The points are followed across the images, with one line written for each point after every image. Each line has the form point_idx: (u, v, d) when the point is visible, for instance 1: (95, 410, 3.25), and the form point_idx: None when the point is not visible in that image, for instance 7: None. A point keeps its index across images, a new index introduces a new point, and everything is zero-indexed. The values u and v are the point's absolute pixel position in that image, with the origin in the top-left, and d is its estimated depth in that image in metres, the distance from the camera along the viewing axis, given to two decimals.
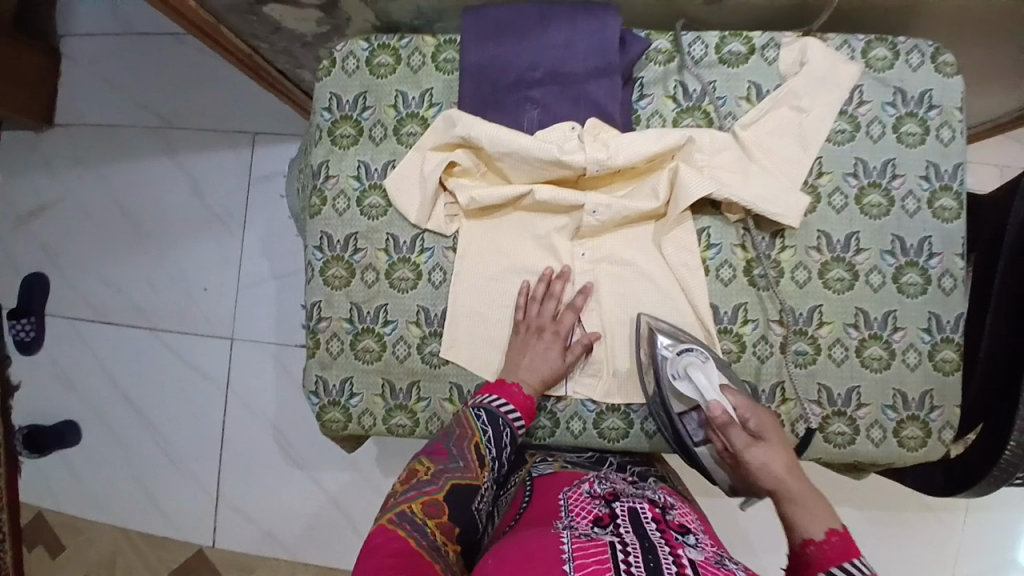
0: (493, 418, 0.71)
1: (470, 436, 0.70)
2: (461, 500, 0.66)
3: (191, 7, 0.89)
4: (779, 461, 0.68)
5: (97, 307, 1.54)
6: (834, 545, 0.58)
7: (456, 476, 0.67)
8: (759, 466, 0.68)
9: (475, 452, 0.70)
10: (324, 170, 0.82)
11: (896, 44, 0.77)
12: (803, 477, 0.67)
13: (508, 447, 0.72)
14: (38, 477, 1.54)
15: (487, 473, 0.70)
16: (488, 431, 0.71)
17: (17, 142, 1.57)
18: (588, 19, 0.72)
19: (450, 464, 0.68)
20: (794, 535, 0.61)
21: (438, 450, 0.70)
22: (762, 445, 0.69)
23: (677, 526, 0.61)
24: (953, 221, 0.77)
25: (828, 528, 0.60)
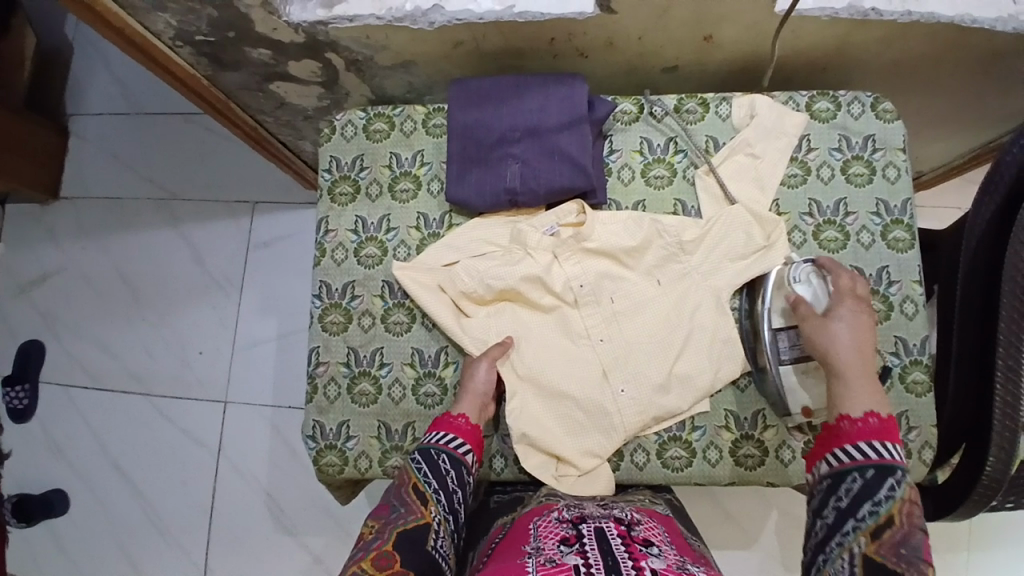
0: (425, 452, 0.75)
1: (408, 480, 0.73)
2: (411, 543, 0.67)
3: (204, 85, 0.98)
4: (848, 338, 0.72)
5: (93, 373, 1.56)
6: (869, 424, 0.68)
7: (399, 523, 0.68)
8: (822, 343, 0.72)
9: (415, 494, 0.71)
10: (324, 225, 0.89)
11: (837, 97, 0.87)
12: (864, 354, 0.72)
13: (449, 473, 0.74)
14: (20, 553, 1.49)
15: (434, 508, 0.71)
16: (421, 467, 0.73)
17: (26, 215, 1.64)
18: (558, 87, 0.82)
19: (391, 514, 0.70)
20: (833, 407, 0.71)
21: (382, 506, 0.72)
22: (835, 322, 0.73)
23: (641, 540, 0.65)
24: (907, 251, 0.84)
25: (868, 409, 0.69)
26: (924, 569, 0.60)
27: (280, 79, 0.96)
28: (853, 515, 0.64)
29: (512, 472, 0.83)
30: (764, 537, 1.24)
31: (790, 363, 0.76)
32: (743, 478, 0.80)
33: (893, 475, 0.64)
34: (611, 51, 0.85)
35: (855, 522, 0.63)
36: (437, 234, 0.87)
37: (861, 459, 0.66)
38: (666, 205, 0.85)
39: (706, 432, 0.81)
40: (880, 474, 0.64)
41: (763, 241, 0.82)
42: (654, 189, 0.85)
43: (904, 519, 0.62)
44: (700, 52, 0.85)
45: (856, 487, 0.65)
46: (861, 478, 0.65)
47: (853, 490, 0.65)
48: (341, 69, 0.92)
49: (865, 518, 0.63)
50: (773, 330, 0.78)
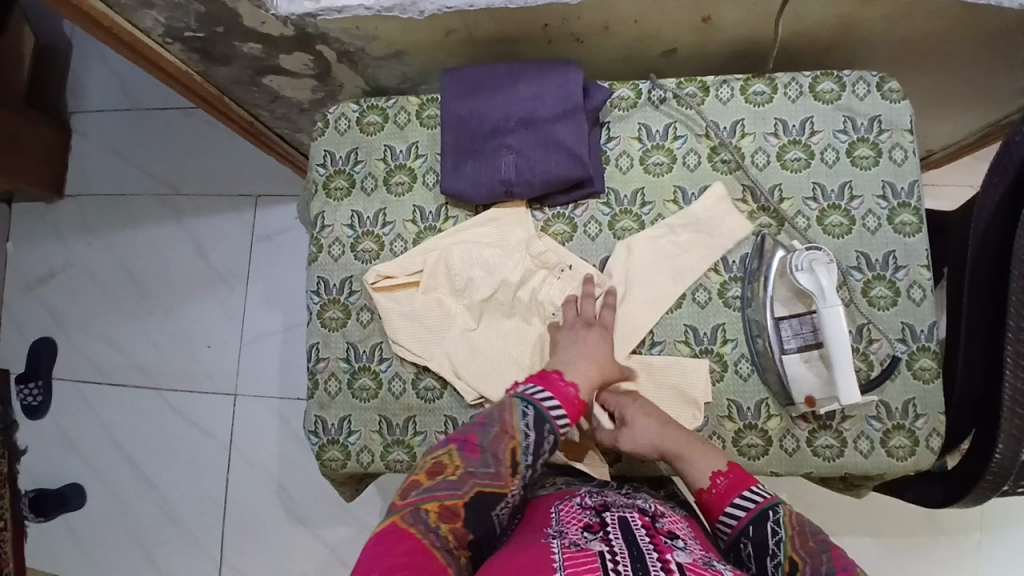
0: (539, 421, 0.69)
1: (510, 439, 0.67)
2: (482, 505, 0.64)
3: (196, 80, 0.97)
4: (654, 425, 0.75)
5: (104, 369, 1.58)
6: (720, 485, 0.69)
7: (483, 481, 0.65)
8: (635, 446, 0.75)
9: (510, 459, 0.67)
10: (321, 221, 0.88)
11: (842, 77, 0.84)
12: (676, 426, 0.76)
13: (547, 455, 0.70)
14: (41, 546, 1.53)
15: (517, 481, 0.67)
16: (529, 435, 0.68)
17: (33, 214, 1.65)
18: (553, 73, 0.80)
19: (479, 467, 0.65)
20: (690, 486, 0.73)
21: (471, 446, 0.67)
22: (628, 430, 0.76)
23: (666, 533, 0.65)
24: (914, 235, 0.82)
25: (712, 470, 0.71)
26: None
27: (272, 72, 0.94)
28: None
29: None
30: None
31: (796, 352, 0.76)
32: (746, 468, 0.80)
33: (769, 517, 0.65)
34: (607, 36, 0.82)
35: None
36: (433, 227, 0.86)
37: (741, 518, 0.66)
38: (666, 193, 0.83)
39: (708, 422, 0.80)
40: (760, 525, 0.65)
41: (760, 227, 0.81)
42: (653, 176, 0.84)
43: (805, 556, 0.61)
44: (699, 35, 0.82)
45: (752, 551, 0.64)
46: (749, 539, 0.65)
47: (752, 553, 0.65)
48: (333, 61, 0.90)
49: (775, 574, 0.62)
50: (774, 320, 0.77)
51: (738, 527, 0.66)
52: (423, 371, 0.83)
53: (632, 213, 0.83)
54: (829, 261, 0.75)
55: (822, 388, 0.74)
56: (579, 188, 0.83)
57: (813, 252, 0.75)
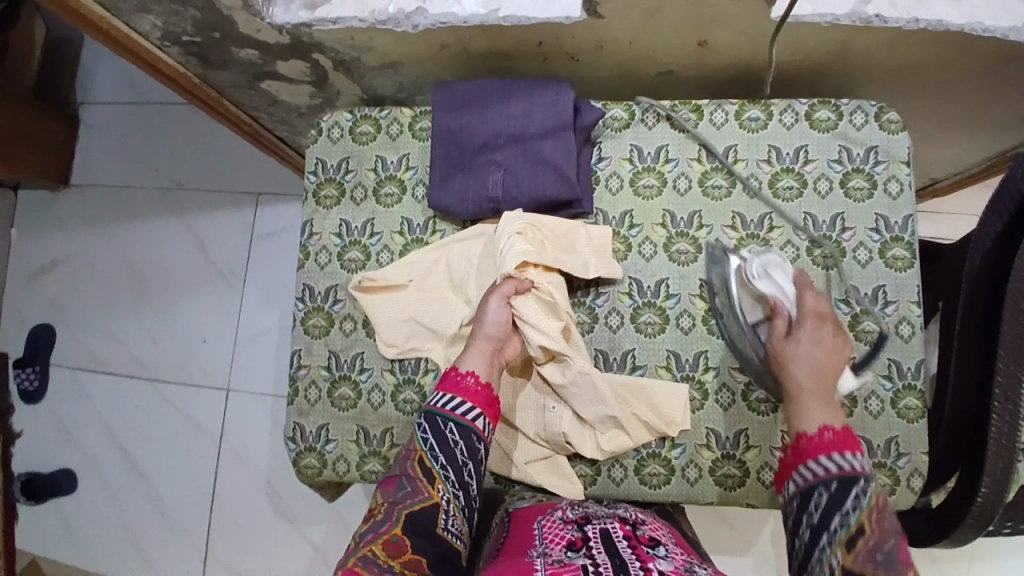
0: (432, 422, 0.72)
1: (414, 453, 0.71)
2: (420, 523, 0.66)
3: (195, 83, 0.98)
4: (820, 353, 0.70)
5: (100, 359, 1.59)
6: (826, 438, 0.64)
7: (406, 503, 0.67)
8: (791, 359, 0.71)
9: (422, 470, 0.69)
10: (309, 228, 0.89)
11: (840, 106, 0.83)
12: (833, 371, 0.70)
13: (459, 446, 0.71)
14: (31, 531, 1.54)
15: (442, 486, 0.69)
16: (428, 438, 0.71)
17: (38, 202, 1.67)
18: (544, 91, 0.80)
19: (398, 493, 0.68)
20: (792, 427, 0.67)
21: (388, 480, 0.70)
22: (797, 341, 0.71)
23: (647, 540, 0.65)
24: (906, 270, 0.81)
25: (823, 422, 0.65)
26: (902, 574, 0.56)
27: (270, 77, 0.95)
28: (826, 530, 0.60)
29: (489, 481, 0.84)
30: (757, 547, 1.22)
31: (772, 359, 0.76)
32: (723, 497, 0.79)
33: (858, 483, 0.61)
34: (602, 55, 0.82)
35: (828, 536, 0.59)
36: (420, 240, 0.86)
37: (829, 472, 0.62)
38: (655, 216, 0.83)
39: (685, 450, 0.79)
40: (845, 486, 0.61)
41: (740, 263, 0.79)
42: (642, 198, 0.83)
43: (876, 527, 0.58)
44: (695, 57, 0.82)
45: (824, 503, 0.61)
46: (826, 492, 0.61)
47: (822, 504, 0.61)
48: (329, 69, 0.90)
49: (837, 531, 0.59)
50: (749, 325, 0.77)
51: (820, 477, 0.62)
52: (403, 384, 0.83)
53: (619, 235, 0.83)
54: (784, 262, 0.77)
55: None
56: (566, 207, 0.82)
57: (768, 258, 0.77)
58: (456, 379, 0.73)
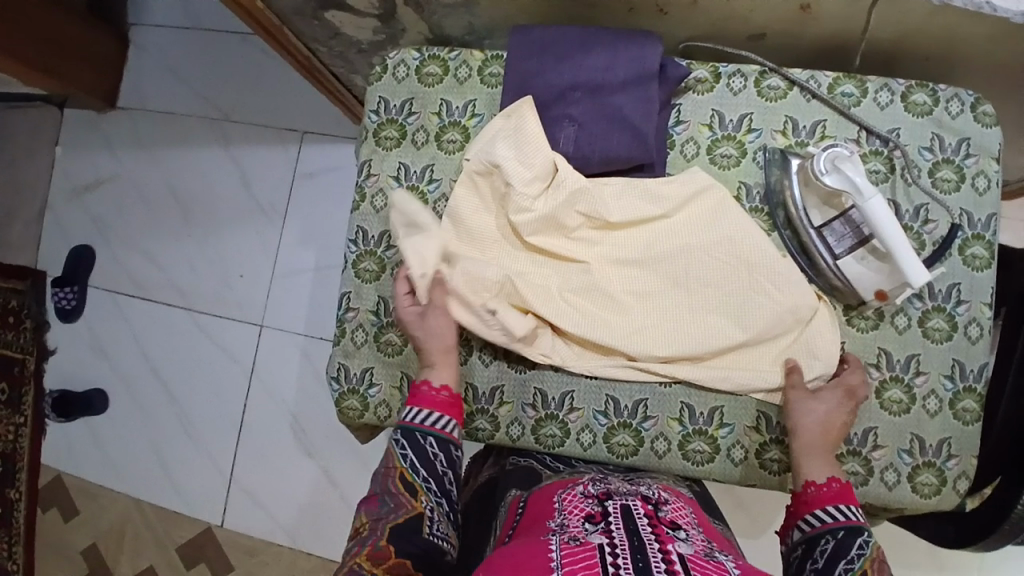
0: (410, 438, 0.70)
1: (394, 472, 0.69)
2: (407, 534, 0.64)
3: (258, 8, 0.95)
4: (824, 416, 0.71)
5: (138, 283, 1.61)
6: (832, 488, 0.67)
7: (390, 517, 0.66)
8: (801, 416, 0.72)
9: (403, 485, 0.68)
10: (366, 168, 0.86)
11: (937, 91, 0.78)
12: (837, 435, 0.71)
13: (438, 458, 0.70)
14: (63, 441, 1.60)
15: (425, 498, 0.67)
16: (408, 454, 0.69)
17: (85, 121, 1.67)
18: (628, 45, 0.75)
19: (381, 510, 0.67)
20: (798, 474, 0.70)
21: (370, 498, 0.68)
22: (812, 399, 0.72)
23: (668, 522, 0.63)
24: (983, 270, 0.77)
25: (830, 473, 0.68)
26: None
27: (336, 8, 0.91)
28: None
29: (529, 441, 0.81)
30: (772, 531, 1.22)
31: (853, 251, 0.72)
32: (764, 481, 0.78)
33: (862, 534, 0.62)
34: (692, 11, 0.77)
35: None
36: None
37: (835, 520, 0.63)
38: (728, 187, 0.78)
39: (733, 430, 0.78)
40: (851, 536, 0.62)
41: (820, 221, 0.73)
42: (718, 168, 0.79)
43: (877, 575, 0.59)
44: (791, 23, 0.76)
45: (830, 549, 0.62)
46: (833, 539, 0.62)
47: (828, 551, 0.62)
48: (400, 3, 0.86)
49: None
50: (815, 229, 0.73)
51: (827, 525, 0.64)
52: None
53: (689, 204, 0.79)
54: (851, 156, 0.70)
55: (890, 280, 0.70)
56: (637, 170, 0.79)
57: (831, 150, 0.70)
58: (428, 395, 0.73)
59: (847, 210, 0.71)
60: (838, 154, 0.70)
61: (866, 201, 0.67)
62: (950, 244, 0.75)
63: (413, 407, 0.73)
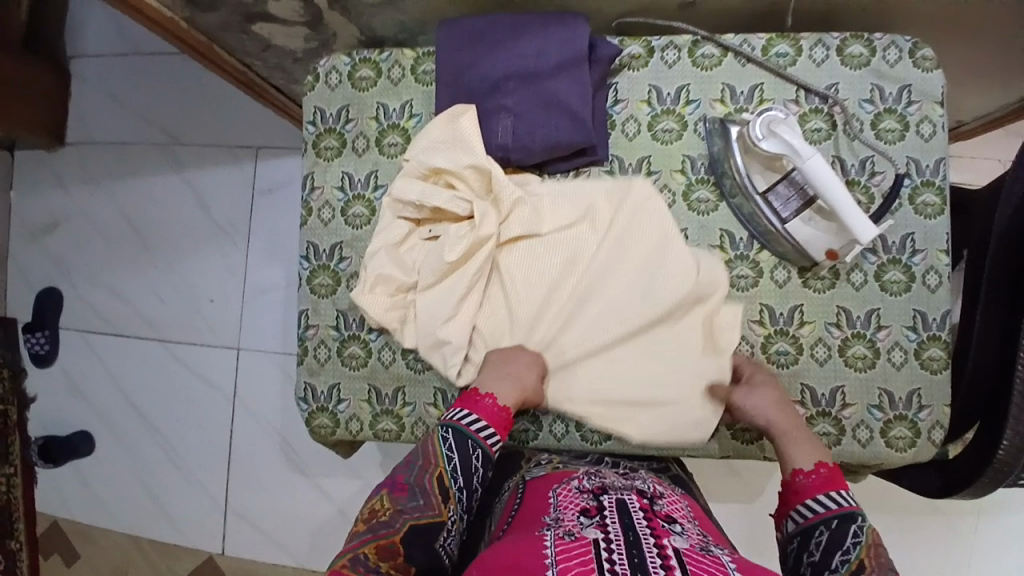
0: (460, 440, 0.67)
1: (434, 466, 0.66)
2: (421, 539, 0.62)
3: (182, 28, 0.92)
4: (775, 400, 0.72)
5: (109, 320, 1.59)
6: (821, 475, 0.65)
7: (414, 515, 0.63)
8: (758, 404, 0.71)
9: (438, 486, 0.65)
10: (309, 182, 0.85)
11: (873, 41, 0.77)
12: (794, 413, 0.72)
13: (477, 471, 0.68)
14: (54, 487, 1.58)
15: (454, 507, 0.65)
16: (454, 456, 0.66)
17: (34, 161, 1.63)
18: (557, 29, 0.74)
19: (408, 504, 0.64)
20: (786, 463, 0.68)
21: (399, 486, 0.65)
22: (751, 389, 0.73)
23: (664, 515, 0.62)
24: (936, 217, 0.76)
25: (816, 459, 0.67)
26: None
27: (262, 20, 0.89)
28: (828, 568, 0.59)
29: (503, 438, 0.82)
30: (766, 494, 1.23)
31: (797, 214, 0.72)
32: (739, 451, 0.78)
33: (855, 520, 0.61)
34: None
35: None
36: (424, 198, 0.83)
37: (828, 510, 0.62)
38: (674, 162, 0.78)
39: None
40: (844, 524, 0.60)
41: (764, 186, 0.73)
42: (661, 143, 0.78)
43: (875, 564, 0.58)
44: None
45: (826, 540, 0.60)
46: (827, 530, 0.61)
47: (824, 542, 0.60)
48: (324, 8, 0.84)
49: (840, 568, 0.58)
50: (761, 194, 0.73)
51: (820, 516, 0.62)
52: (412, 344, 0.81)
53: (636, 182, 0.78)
54: (784, 119, 0.70)
55: (838, 237, 0.70)
56: (580, 154, 0.78)
57: (764, 116, 0.71)
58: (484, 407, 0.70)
59: (789, 172, 0.71)
60: (767, 118, 0.71)
61: (805, 161, 0.67)
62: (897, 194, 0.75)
63: (467, 411, 0.70)
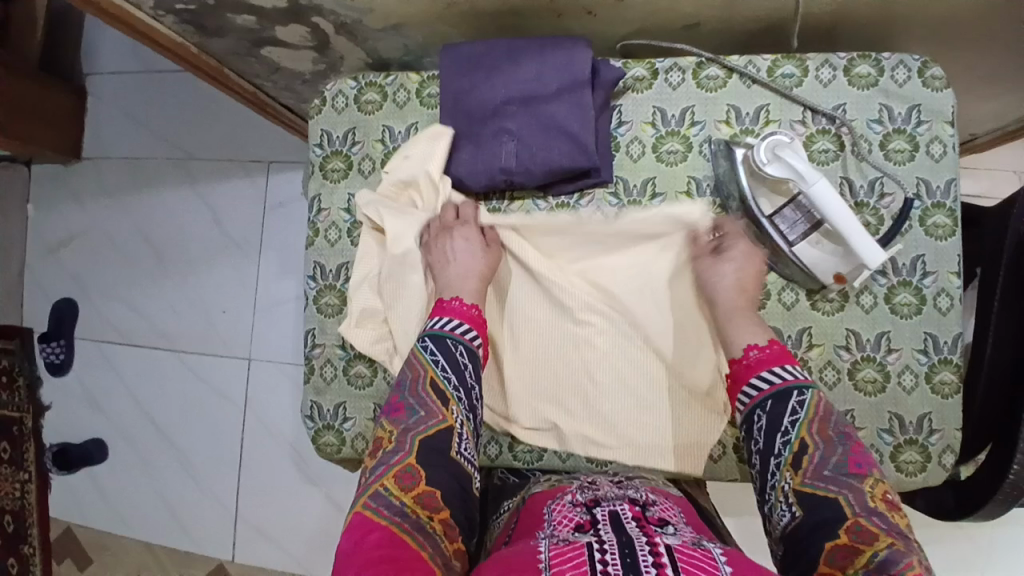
0: (439, 342, 0.71)
1: (425, 374, 0.69)
2: (434, 452, 0.64)
3: (193, 52, 0.93)
4: (734, 274, 0.73)
5: (122, 332, 1.61)
6: (753, 357, 0.68)
7: (420, 428, 0.65)
8: (715, 279, 0.74)
9: (435, 393, 0.68)
10: (317, 204, 0.86)
11: (881, 60, 0.76)
12: (750, 288, 0.73)
13: (467, 369, 0.71)
14: (68, 496, 1.61)
15: (456, 410, 0.68)
16: (439, 360, 0.70)
17: (51, 176, 1.66)
18: (561, 53, 0.74)
19: (410, 419, 0.66)
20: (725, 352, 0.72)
21: (396, 407, 0.68)
22: (717, 261, 0.74)
23: (656, 520, 0.62)
24: (947, 239, 0.75)
25: (747, 343, 0.69)
26: (850, 484, 0.59)
27: (270, 44, 0.90)
28: (773, 454, 0.62)
29: (507, 459, 0.81)
30: None
31: (803, 237, 0.71)
32: (746, 474, 0.77)
33: (794, 394, 0.64)
34: (622, 10, 0.76)
35: (775, 461, 0.62)
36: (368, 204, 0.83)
37: (763, 391, 0.66)
38: (678, 184, 0.78)
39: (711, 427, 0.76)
40: (779, 401, 0.64)
41: (770, 209, 0.73)
42: (666, 165, 0.78)
43: (818, 437, 0.61)
44: (724, 9, 0.75)
45: (765, 423, 0.64)
46: (764, 413, 0.64)
47: (764, 426, 0.64)
48: (331, 32, 0.85)
49: (783, 452, 0.62)
50: (767, 216, 0.73)
51: (756, 400, 0.66)
52: None
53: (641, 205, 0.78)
54: (790, 144, 0.71)
55: (844, 262, 0.70)
56: (584, 177, 0.78)
57: (768, 138, 0.71)
58: (454, 308, 0.74)
59: (795, 196, 0.71)
60: (765, 142, 0.71)
61: (810, 186, 0.68)
62: (906, 217, 0.74)
63: (443, 318, 0.74)
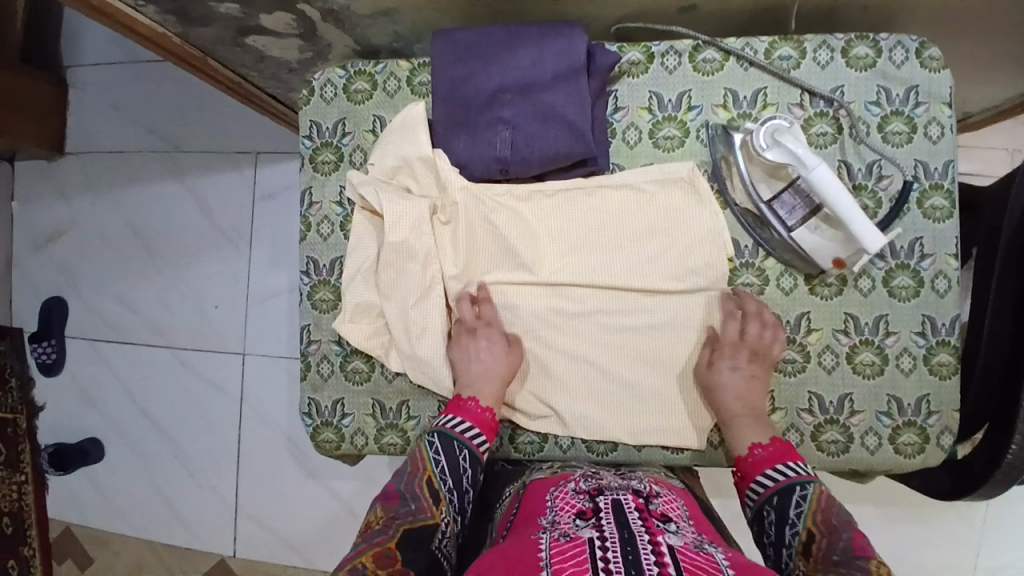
0: (448, 443, 0.70)
1: (422, 471, 0.68)
2: (416, 542, 0.63)
3: (176, 42, 0.91)
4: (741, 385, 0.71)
5: (114, 329, 1.59)
6: (759, 455, 0.68)
7: (407, 519, 0.65)
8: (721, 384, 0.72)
9: (428, 490, 0.67)
10: (308, 197, 0.84)
11: (879, 41, 0.75)
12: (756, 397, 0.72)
13: (467, 473, 0.70)
14: (66, 495, 1.60)
15: (445, 509, 0.67)
16: (440, 460, 0.69)
17: (35, 172, 1.63)
18: (554, 38, 0.73)
19: (400, 509, 0.65)
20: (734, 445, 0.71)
21: (389, 495, 0.67)
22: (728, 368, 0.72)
23: (659, 515, 0.61)
24: (945, 221, 0.75)
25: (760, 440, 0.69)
26: (862, 566, 0.56)
27: (255, 32, 0.87)
28: (783, 546, 0.63)
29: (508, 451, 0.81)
30: None
31: (801, 222, 0.71)
32: None
33: (796, 491, 0.64)
34: None
35: (787, 552, 0.62)
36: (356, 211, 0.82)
37: (769, 488, 0.65)
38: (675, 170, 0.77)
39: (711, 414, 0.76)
40: (783, 498, 0.64)
41: (769, 195, 0.72)
42: (663, 151, 0.77)
43: (823, 530, 0.61)
44: None
45: (773, 518, 0.64)
46: (771, 508, 0.64)
47: (772, 521, 0.64)
48: (318, 19, 0.82)
49: (792, 543, 0.62)
50: (766, 202, 0.72)
51: (763, 496, 0.65)
52: None
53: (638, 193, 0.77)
54: (789, 130, 0.70)
55: (845, 247, 0.69)
56: (580, 165, 0.77)
57: (767, 125, 0.70)
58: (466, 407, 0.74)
59: (794, 180, 0.70)
60: (761, 129, 0.70)
61: (811, 171, 0.66)
62: (905, 199, 0.73)
63: (455, 417, 0.73)
